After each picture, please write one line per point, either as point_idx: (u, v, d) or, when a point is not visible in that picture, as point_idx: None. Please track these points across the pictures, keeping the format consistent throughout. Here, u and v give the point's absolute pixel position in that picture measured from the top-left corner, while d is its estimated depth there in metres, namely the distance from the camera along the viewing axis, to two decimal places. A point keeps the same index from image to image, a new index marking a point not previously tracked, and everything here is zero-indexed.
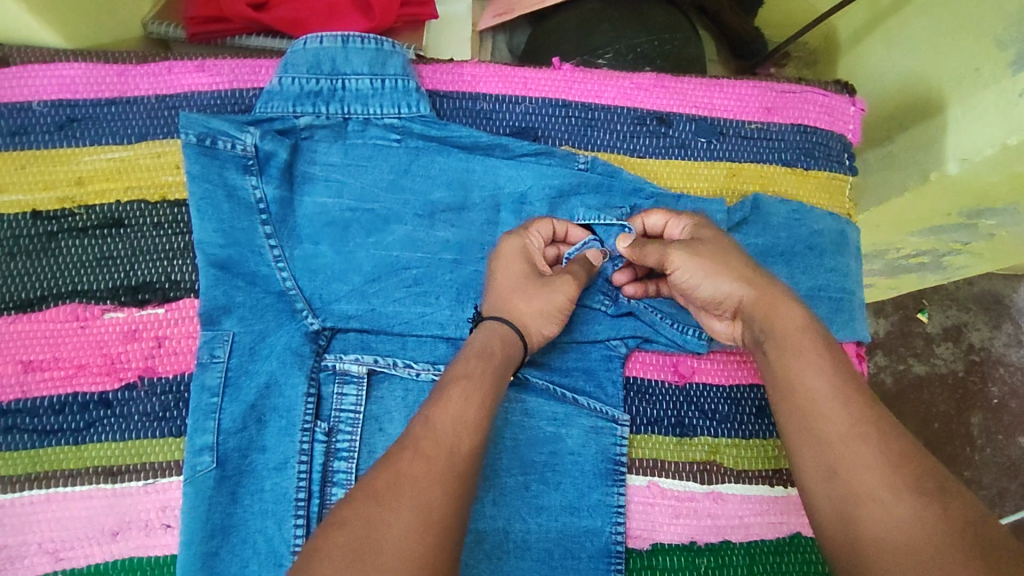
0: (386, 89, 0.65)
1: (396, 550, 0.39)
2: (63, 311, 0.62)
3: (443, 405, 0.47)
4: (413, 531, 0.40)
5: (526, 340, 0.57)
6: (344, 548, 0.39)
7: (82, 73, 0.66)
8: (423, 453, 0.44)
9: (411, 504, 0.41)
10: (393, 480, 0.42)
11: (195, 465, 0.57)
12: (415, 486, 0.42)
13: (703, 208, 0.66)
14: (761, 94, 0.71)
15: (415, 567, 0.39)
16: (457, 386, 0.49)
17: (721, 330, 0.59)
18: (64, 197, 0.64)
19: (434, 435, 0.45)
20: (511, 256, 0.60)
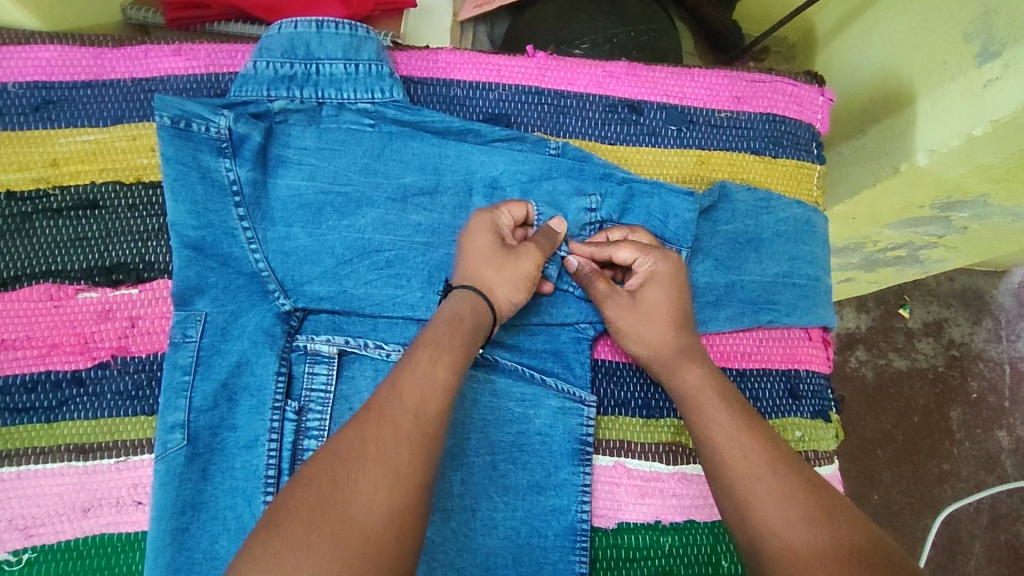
0: (360, 74, 0.66)
1: (349, 516, 0.40)
2: (37, 291, 0.62)
3: (404, 380, 0.48)
4: (369, 499, 0.41)
5: (494, 308, 0.58)
6: (300, 513, 0.40)
7: (59, 56, 0.67)
8: (381, 424, 0.44)
9: (371, 471, 0.42)
10: (354, 447, 0.43)
11: (166, 441, 0.58)
12: (375, 452, 0.43)
13: (672, 196, 0.66)
14: (731, 83, 0.72)
15: (373, 531, 0.40)
16: (425, 354, 0.50)
17: None
18: (39, 178, 0.65)
19: (395, 408, 0.46)
20: (480, 233, 0.60)
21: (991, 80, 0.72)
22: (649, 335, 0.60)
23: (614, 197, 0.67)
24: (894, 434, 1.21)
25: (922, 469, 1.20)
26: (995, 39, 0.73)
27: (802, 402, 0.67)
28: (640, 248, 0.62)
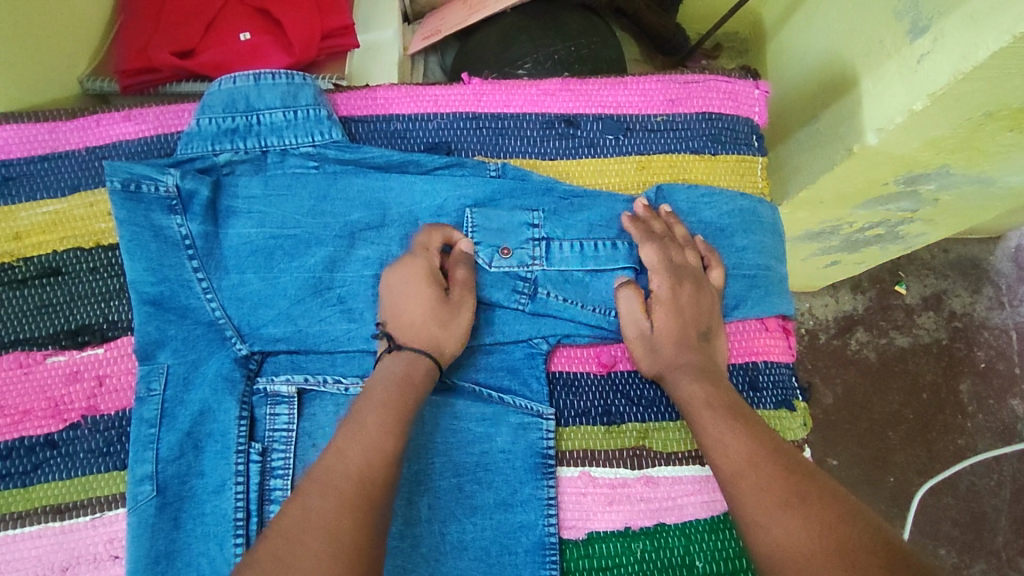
0: (299, 120, 0.69)
1: None
2: (7, 360, 0.65)
3: None
4: None
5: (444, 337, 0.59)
6: None
7: (15, 135, 0.70)
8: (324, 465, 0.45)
9: None
10: None
11: (136, 494, 0.59)
12: None
13: (608, 207, 0.69)
14: (665, 87, 0.73)
15: None
16: None
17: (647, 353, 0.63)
18: (5, 251, 0.68)
19: None
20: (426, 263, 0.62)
21: (923, 54, 0.72)
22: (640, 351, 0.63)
23: (555, 210, 0.68)
24: (904, 414, 1.19)
25: (937, 447, 1.18)
26: (923, 13, 0.73)
27: (763, 393, 0.67)
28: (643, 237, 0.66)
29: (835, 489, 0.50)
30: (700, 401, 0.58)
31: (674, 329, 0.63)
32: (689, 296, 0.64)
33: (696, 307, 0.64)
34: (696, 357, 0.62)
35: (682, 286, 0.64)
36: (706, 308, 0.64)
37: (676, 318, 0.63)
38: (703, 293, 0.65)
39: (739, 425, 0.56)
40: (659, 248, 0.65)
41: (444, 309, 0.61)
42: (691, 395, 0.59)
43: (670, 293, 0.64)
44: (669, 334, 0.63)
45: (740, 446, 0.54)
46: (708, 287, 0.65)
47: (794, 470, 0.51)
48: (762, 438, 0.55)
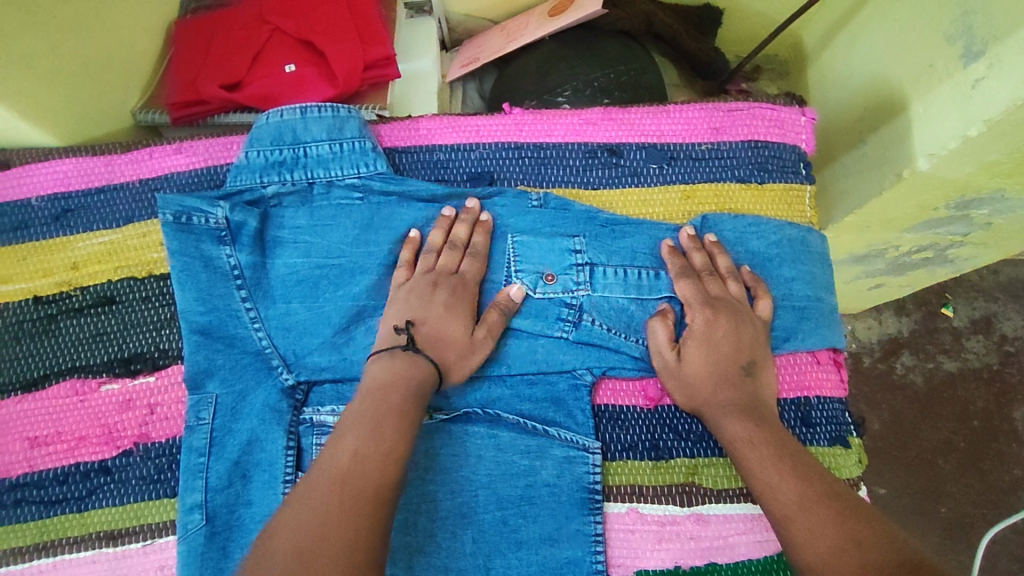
0: (346, 152, 0.70)
1: None
2: (63, 387, 0.66)
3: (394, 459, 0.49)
4: None
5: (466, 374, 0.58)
6: None
7: (73, 168, 0.73)
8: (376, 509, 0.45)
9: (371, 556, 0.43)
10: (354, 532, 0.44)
11: (186, 523, 0.60)
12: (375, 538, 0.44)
13: (653, 235, 0.68)
14: (709, 115, 0.73)
15: None
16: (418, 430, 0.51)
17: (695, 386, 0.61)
18: (63, 281, 0.70)
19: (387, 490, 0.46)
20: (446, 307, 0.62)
21: (979, 79, 0.70)
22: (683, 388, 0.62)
23: (597, 236, 0.68)
24: (955, 442, 1.15)
25: (991, 477, 1.13)
26: (977, 37, 0.72)
27: (816, 430, 0.65)
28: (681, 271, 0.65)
29: (889, 531, 0.49)
30: (744, 438, 0.58)
31: (723, 363, 0.61)
32: (735, 328, 0.62)
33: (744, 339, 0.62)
34: (745, 393, 0.61)
35: (723, 316, 0.63)
36: (754, 339, 0.63)
37: (722, 352, 0.62)
38: (748, 323, 0.63)
39: (790, 463, 0.55)
40: (693, 279, 0.65)
41: (435, 317, 0.61)
42: (740, 432, 0.58)
43: (718, 325, 0.62)
44: (718, 365, 0.61)
45: (788, 488, 0.54)
46: (754, 317, 0.64)
47: (846, 513, 0.50)
48: (813, 479, 0.54)
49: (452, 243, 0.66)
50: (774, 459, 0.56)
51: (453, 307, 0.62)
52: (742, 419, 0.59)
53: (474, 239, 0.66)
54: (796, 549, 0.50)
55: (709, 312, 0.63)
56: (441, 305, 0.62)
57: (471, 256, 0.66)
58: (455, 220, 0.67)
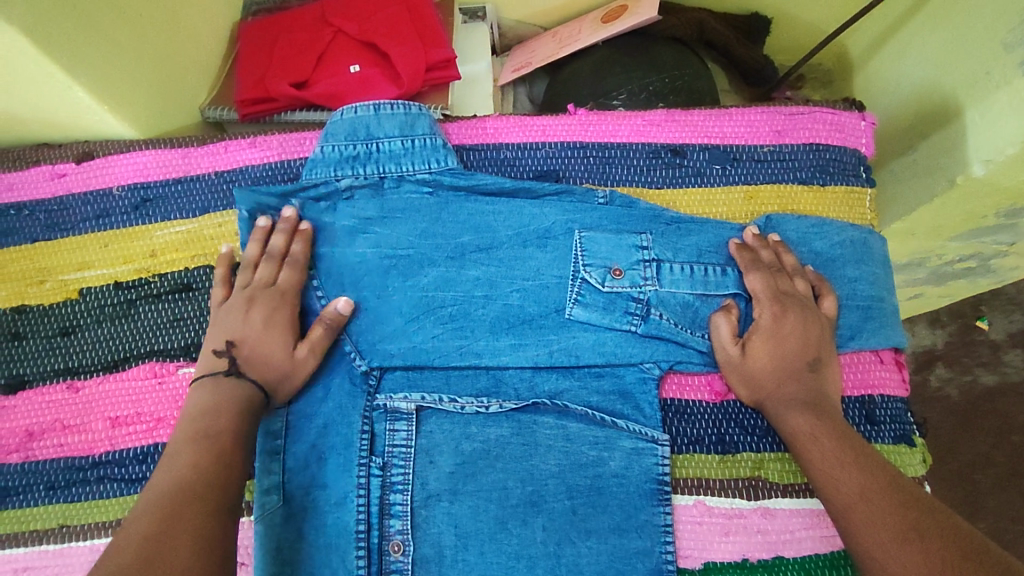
0: (417, 148, 0.72)
1: None
2: (142, 370, 0.69)
3: None
4: None
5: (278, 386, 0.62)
6: None
7: (154, 159, 0.75)
8: None
9: None
10: None
11: (264, 503, 0.62)
12: None
13: (720, 234, 0.70)
14: (770, 118, 0.75)
15: None
16: None
17: (761, 381, 0.63)
18: (142, 267, 0.72)
19: None
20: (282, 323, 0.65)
21: None
22: (748, 384, 0.64)
23: (663, 233, 0.70)
24: (993, 456, 1.14)
25: None
26: None
27: (881, 427, 0.66)
28: (749, 267, 0.67)
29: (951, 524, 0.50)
30: (806, 433, 0.59)
31: (793, 358, 0.62)
32: (804, 324, 0.64)
33: (812, 336, 0.63)
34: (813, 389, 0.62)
35: (790, 312, 0.64)
36: (821, 336, 0.64)
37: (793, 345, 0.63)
38: (815, 320, 0.65)
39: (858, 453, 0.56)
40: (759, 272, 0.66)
41: (254, 337, 0.63)
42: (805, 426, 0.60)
43: (786, 321, 0.64)
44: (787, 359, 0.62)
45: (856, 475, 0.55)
46: (820, 315, 0.65)
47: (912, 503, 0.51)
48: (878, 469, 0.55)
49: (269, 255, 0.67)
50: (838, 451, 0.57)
51: (272, 322, 0.64)
52: (814, 409, 0.60)
53: (292, 248, 0.68)
54: (866, 532, 0.51)
55: (780, 308, 0.64)
56: (257, 324, 0.64)
57: (288, 266, 0.67)
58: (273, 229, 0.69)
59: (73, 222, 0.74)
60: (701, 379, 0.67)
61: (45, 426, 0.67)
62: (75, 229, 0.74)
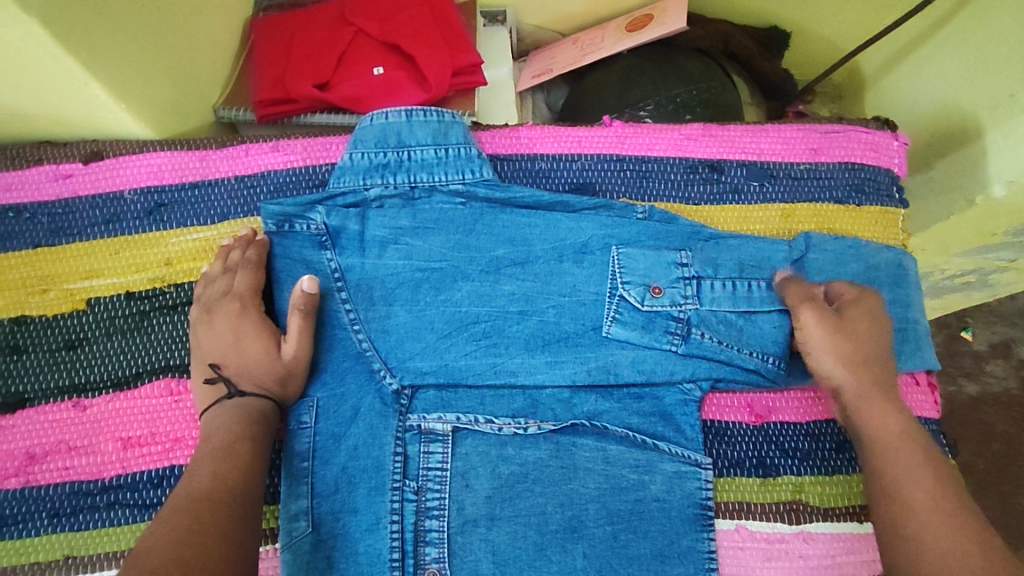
0: (450, 158, 0.69)
1: None
2: (157, 387, 0.65)
3: None
4: None
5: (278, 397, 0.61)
6: None
7: (168, 161, 0.71)
8: None
9: None
10: None
11: (291, 530, 0.59)
12: None
13: (765, 251, 0.68)
14: (806, 136, 0.74)
15: None
16: None
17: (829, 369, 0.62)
18: (156, 277, 0.69)
19: None
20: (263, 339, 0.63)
21: None
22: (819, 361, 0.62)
23: (704, 251, 0.68)
24: (975, 465, 1.12)
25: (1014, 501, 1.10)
26: None
27: None
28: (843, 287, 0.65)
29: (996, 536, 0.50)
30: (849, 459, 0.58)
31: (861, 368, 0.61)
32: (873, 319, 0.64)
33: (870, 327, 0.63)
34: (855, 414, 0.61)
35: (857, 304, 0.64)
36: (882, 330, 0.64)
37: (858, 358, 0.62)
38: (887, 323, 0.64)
39: (916, 453, 0.56)
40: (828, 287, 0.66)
41: (240, 354, 0.62)
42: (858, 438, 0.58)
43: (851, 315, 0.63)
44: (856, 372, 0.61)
45: (915, 484, 0.54)
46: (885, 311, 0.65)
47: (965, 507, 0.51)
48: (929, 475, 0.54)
49: (229, 269, 0.66)
50: (893, 451, 0.56)
51: (242, 330, 0.63)
52: (869, 416, 0.59)
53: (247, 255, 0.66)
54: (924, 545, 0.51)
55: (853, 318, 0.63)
56: (231, 338, 0.63)
57: (245, 270, 0.65)
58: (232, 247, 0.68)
59: (80, 227, 0.69)
60: (732, 398, 0.66)
61: (48, 448, 0.63)
62: (81, 235, 0.69)
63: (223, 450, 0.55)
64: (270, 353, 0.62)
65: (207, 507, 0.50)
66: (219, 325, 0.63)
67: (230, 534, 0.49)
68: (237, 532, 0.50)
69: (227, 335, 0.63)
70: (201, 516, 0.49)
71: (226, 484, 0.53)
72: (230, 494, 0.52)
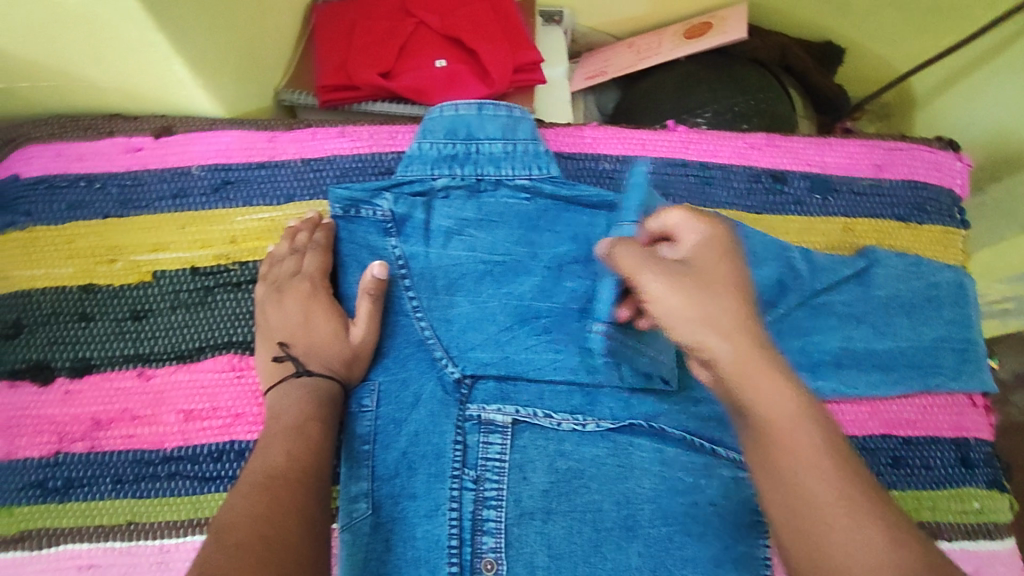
0: (518, 153, 0.70)
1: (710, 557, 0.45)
2: (220, 362, 0.65)
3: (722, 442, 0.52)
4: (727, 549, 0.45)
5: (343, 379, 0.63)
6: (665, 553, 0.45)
7: (237, 140, 0.72)
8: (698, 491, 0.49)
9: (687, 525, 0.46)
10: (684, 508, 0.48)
11: (352, 511, 0.61)
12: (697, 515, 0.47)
13: (833, 265, 0.69)
14: (870, 151, 0.75)
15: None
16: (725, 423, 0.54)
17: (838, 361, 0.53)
18: (221, 253, 0.69)
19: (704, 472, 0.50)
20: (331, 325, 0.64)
21: None
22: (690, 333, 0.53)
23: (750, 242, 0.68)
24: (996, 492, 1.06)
25: None
26: None
27: (975, 471, 0.67)
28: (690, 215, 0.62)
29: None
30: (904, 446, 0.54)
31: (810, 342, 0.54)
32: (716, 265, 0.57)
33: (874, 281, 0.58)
34: None
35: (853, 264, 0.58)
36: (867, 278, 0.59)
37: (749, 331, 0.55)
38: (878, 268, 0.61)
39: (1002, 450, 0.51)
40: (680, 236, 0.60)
41: (311, 336, 0.64)
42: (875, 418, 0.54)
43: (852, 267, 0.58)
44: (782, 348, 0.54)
45: None
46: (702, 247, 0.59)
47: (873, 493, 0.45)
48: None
49: (297, 250, 0.67)
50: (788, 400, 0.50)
51: (312, 310, 0.65)
52: (758, 393, 0.49)
53: (315, 238, 0.68)
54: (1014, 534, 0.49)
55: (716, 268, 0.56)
56: (301, 319, 0.64)
57: (315, 252, 0.67)
58: (299, 228, 0.68)
59: (148, 200, 0.70)
60: None
61: (112, 415, 0.63)
62: (149, 208, 0.70)
63: (296, 431, 0.56)
64: (341, 336, 0.64)
65: (282, 484, 0.51)
66: (290, 304, 0.65)
67: (305, 513, 0.50)
68: (310, 511, 0.50)
69: (297, 315, 0.64)
70: (278, 492, 0.50)
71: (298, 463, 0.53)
72: (301, 473, 0.53)
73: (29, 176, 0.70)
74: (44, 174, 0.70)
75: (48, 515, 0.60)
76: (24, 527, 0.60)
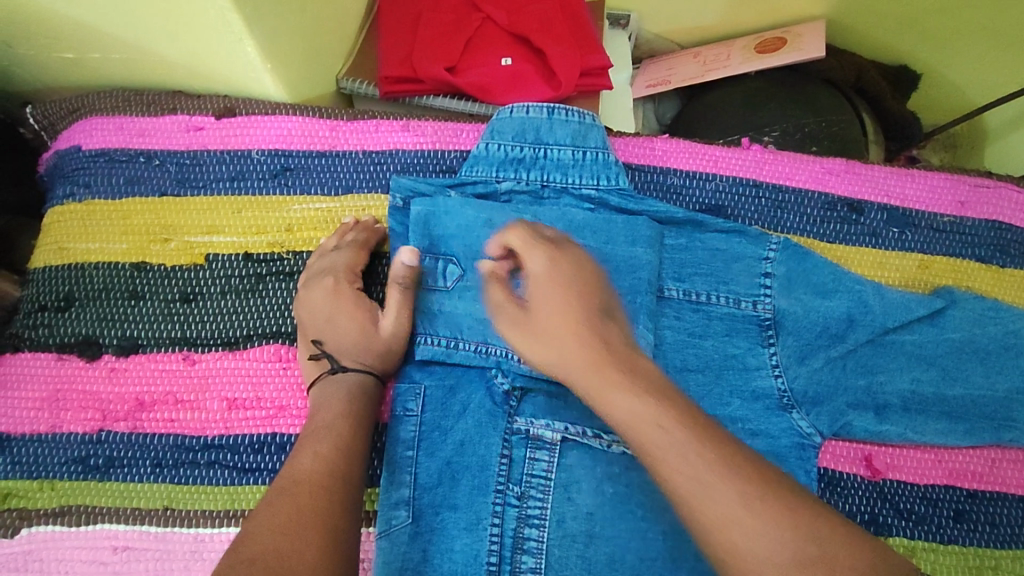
0: (587, 162, 0.69)
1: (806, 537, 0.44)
2: (267, 352, 0.64)
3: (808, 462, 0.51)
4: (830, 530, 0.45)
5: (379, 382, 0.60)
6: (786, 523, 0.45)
7: (299, 127, 0.71)
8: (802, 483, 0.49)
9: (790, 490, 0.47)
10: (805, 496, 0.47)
11: (390, 518, 0.58)
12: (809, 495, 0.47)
13: (909, 300, 0.66)
14: (954, 187, 0.72)
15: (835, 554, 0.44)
16: None
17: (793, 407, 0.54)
18: (275, 241, 0.67)
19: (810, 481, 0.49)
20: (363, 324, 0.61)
21: None
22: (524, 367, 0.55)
23: (817, 268, 0.67)
24: None
25: None
26: None
27: None
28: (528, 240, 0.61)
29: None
30: None
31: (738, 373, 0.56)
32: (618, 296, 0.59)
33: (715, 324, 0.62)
34: None
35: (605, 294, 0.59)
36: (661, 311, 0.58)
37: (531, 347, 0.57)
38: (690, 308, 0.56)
39: None
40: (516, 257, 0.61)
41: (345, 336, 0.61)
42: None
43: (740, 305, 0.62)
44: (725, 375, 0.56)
45: None
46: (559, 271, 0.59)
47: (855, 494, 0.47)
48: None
49: (339, 248, 0.65)
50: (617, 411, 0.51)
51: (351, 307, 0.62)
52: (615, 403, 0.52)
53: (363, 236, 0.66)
54: None
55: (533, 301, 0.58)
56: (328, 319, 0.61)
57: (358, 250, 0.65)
58: (349, 228, 0.67)
59: (205, 181, 0.69)
60: (849, 446, 0.65)
61: (156, 397, 0.62)
62: (206, 188, 0.69)
63: (326, 429, 0.54)
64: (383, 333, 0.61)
65: (313, 492, 0.49)
66: (318, 299, 0.62)
67: (335, 525, 0.47)
68: (341, 521, 0.48)
69: (323, 314, 0.62)
70: (305, 498, 0.48)
71: (330, 469, 0.51)
72: (335, 480, 0.50)
73: (89, 148, 0.70)
74: (105, 147, 0.70)
75: (87, 492, 0.60)
76: (63, 502, 0.59)
